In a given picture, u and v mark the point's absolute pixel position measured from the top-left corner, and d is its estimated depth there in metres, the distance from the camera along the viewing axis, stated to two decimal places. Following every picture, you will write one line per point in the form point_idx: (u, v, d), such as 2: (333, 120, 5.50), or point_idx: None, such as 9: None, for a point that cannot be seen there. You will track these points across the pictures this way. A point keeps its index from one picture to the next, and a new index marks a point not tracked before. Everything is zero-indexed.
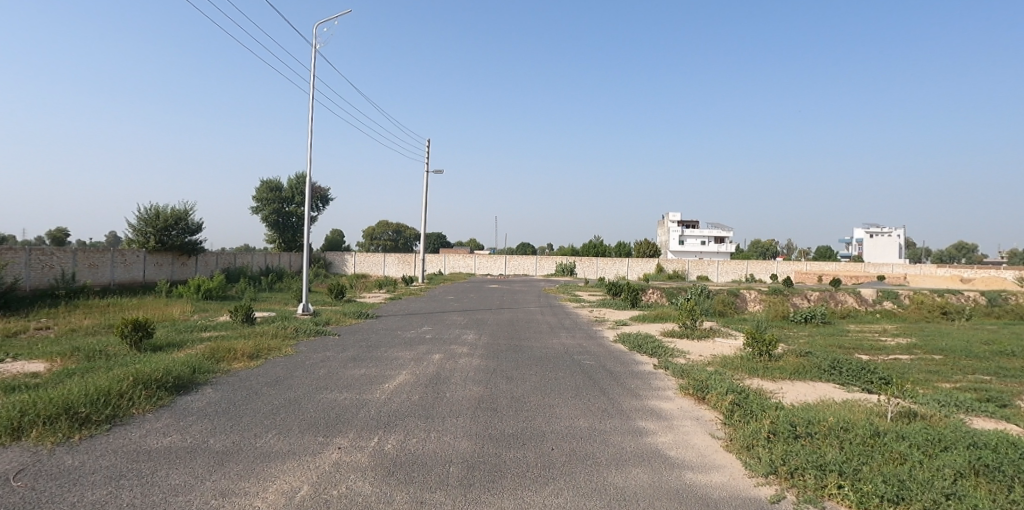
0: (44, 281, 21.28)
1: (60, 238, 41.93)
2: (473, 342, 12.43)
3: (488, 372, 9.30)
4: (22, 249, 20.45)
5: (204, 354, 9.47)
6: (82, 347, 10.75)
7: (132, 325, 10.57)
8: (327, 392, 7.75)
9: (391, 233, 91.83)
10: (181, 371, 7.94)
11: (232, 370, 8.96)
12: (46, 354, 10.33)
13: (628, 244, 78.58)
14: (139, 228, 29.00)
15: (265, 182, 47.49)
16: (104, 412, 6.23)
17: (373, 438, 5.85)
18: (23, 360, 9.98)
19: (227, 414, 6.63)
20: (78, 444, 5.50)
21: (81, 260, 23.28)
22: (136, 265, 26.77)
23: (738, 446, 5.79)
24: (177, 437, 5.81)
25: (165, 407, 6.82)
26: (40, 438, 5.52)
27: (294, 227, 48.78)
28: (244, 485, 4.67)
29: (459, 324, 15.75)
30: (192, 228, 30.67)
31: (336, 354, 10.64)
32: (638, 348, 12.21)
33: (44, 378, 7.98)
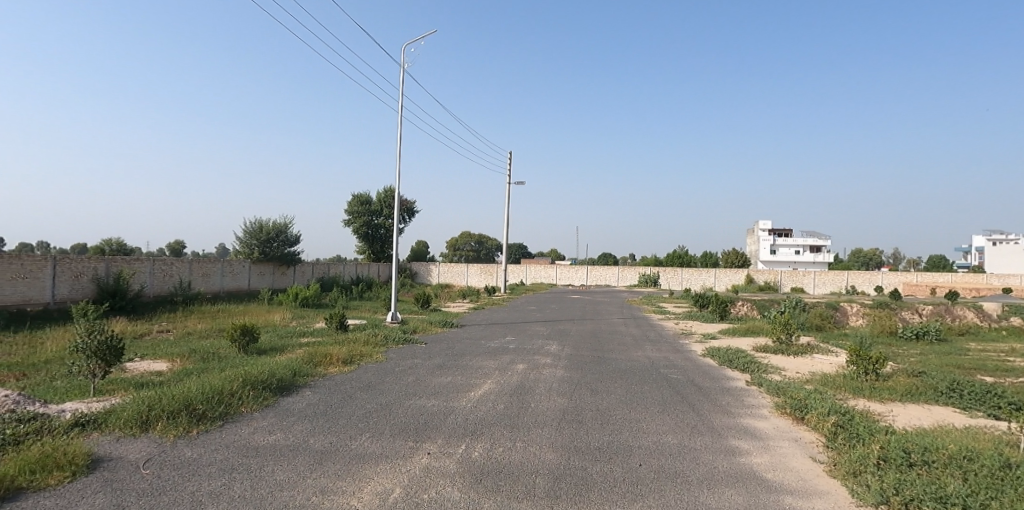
0: (164, 289, 23.48)
1: (178, 250, 46.17)
2: (556, 353, 12.39)
3: (572, 383, 9.23)
4: (147, 259, 22.71)
5: (304, 359, 10.06)
6: (197, 349, 11.72)
7: (241, 330, 11.44)
8: (416, 398, 8.01)
9: (474, 244, 93.92)
10: (284, 373, 8.50)
11: (328, 374, 9.48)
12: (168, 355, 11.38)
13: (715, 254, 75.82)
14: (245, 240, 31.37)
15: (356, 196, 49.89)
16: (217, 409, 6.77)
17: (461, 445, 5.97)
18: (149, 359, 11.06)
19: (325, 415, 7.01)
20: (196, 438, 6.01)
21: (196, 270, 25.48)
22: (242, 274, 28.95)
23: (843, 472, 5.40)
24: (280, 435, 6.21)
25: (270, 407, 7.31)
26: (165, 431, 6.10)
27: (382, 238, 50.91)
28: (341, 484, 4.90)
29: (541, 334, 15.78)
30: (291, 240, 32.75)
31: (424, 361, 10.97)
32: (729, 363, 11.66)
33: (167, 377, 8.81)
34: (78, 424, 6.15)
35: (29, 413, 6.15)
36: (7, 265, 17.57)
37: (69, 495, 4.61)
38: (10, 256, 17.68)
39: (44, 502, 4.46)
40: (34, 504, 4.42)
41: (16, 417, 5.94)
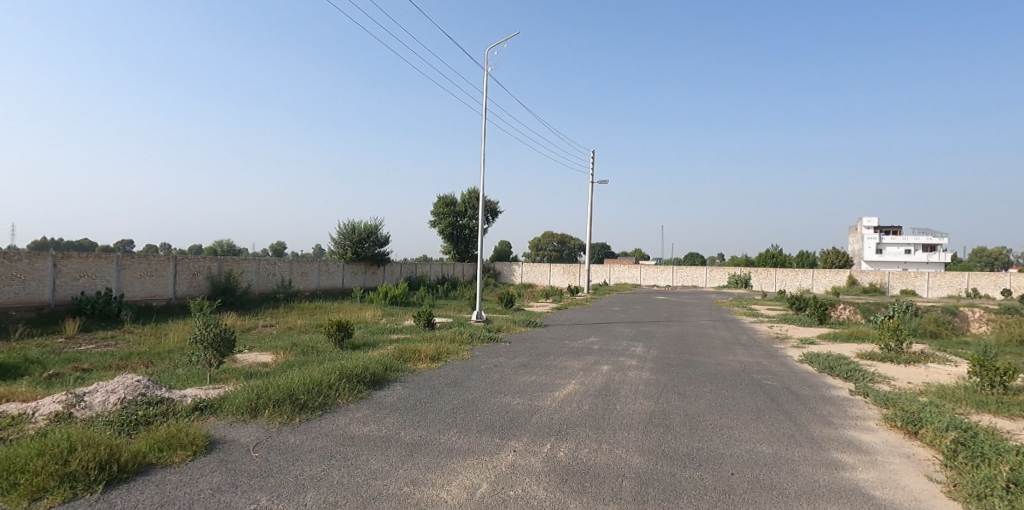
0: (268, 287, 25.26)
1: (280, 251, 49.52)
2: (642, 355, 12.14)
3: (658, 386, 9.01)
4: (254, 259, 24.52)
5: (394, 355, 10.49)
6: (298, 343, 12.52)
7: (337, 326, 12.10)
8: (501, 396, 8.13)
9: (556, 244, 93.90)
10: (376, 368, 8.90)
11: (417, 369, 9.82)
12: (272, 348, 12.24)
13: (813, 254, 71.28)
14: (340, 241, 33.12)
15: (442, 198, 51.29)
16: (317, 400, 7.20)
17: (546, 444, 5.99)
18: (257, 352, 11.95)
19: (415, 409, 7.28)
20: (298, 426, 6.43)
21: (296, 269, 27.22)
22: (336, 273, 30.59)
23: (964, 494, 4.91)
24: (374, 427, 6.51)
25: (364, 399, 7.69)
26: (272, 418, 6.57)
27: (467, 238, 52.02)
28: (431, 476, 5.08)
29: (626, 335, 15.52)
30: (381, 241, 34.20)
31: (508, 360, 11.11)
32: (830, 370, 10.93)
33: (272, 368, 9.48)
34: (197, 408, 6.75)
35: (157, 397, 6.83)
36: (137, 264, 19.61)
37: (191, 472, 5.07)
38: (140, 257, 19.71)
39: (170, 478, 4.93)
40: (162, 479, 4.90)
41: (147, 400, 6.62)
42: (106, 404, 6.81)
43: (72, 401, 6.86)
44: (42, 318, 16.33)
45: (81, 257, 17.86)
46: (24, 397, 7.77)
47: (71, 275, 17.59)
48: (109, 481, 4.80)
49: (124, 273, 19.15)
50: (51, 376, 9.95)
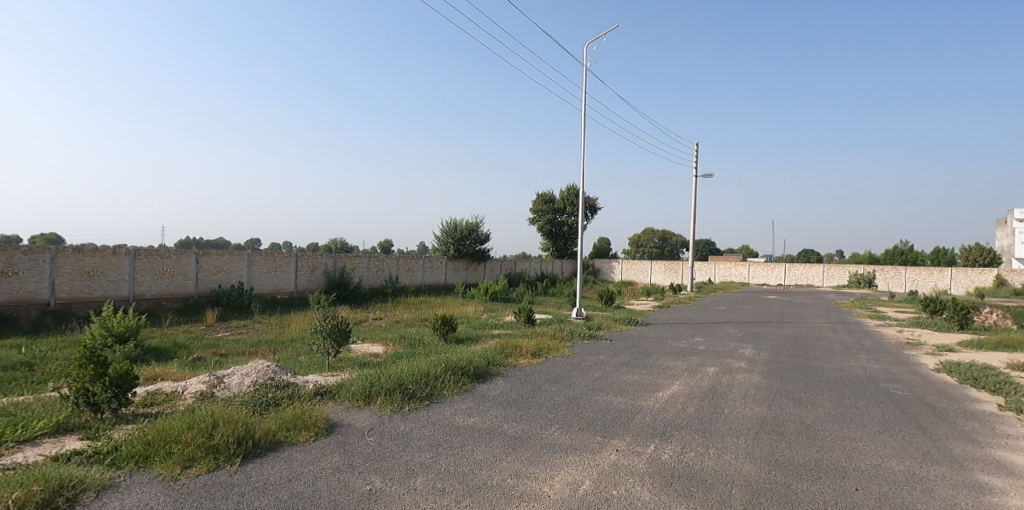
0: (378, 282, 26.74)
1: (387, 247, 52.24)
2: (752, 357, 11.53)
3: (771, 391, 8.52)
4: (365, 256, 26.04)
5: (496, 349, 10.71)
6: (407, 335, 13.16)
7: (441, 320, 12.58)
8: (603, 394, 8.06)
9: (657, 241, 91.41)
10: (479, 361, 9.14)
11: (519, 364, 9.98)
12: (383, 339, 12.95)
13: (951, 251, 63.97)
14: (443, 239, 34.32)
15: (541, 195, 51.59)
16: (425, 390, 7.53)
17: (650, 445, 5.87)
18: (369, 343, 12.72)
19: (518, 404, 7.40)
20: (407, 414, 6.77)
21: (403, 265, 28.58)
22: (440, 269, 31.76)
23: None
24: (478, 419, 6.70)
25: (468, 391, 7.93)
26: (384, 405, 6.96)
27: (565, 235, 51.96)
28: (534, 470, 5.14)
29: (734, 336, 14.80)
30: (482, 238, 35.00)
31: (609, 358, 10.99)
32: (973, 381, 9.77)
33: (382, 359, 10.03)
34: (318, 393, 7.29)
35: (284, 382, 7.46)
36: (265, 261, 21.47)
37: (314, 451, 5.50)
38: (266, 253, 21.57)
39: (296, 455, 5.38)
40: (289, 456, 5.35)
41: (275, 384, 7.26)
42: (241, 386, 7.54)
43: (214, 382, 7.67)
44: (187, 308, 18.37)
45: (218, 254, 19.86)
46: (175, 377, 8.81)
47: (209, 270, 19.63)
48: (245, 455, 5.32)
49: (253, 268, 21.06)
50: (195, 359, 11.19)
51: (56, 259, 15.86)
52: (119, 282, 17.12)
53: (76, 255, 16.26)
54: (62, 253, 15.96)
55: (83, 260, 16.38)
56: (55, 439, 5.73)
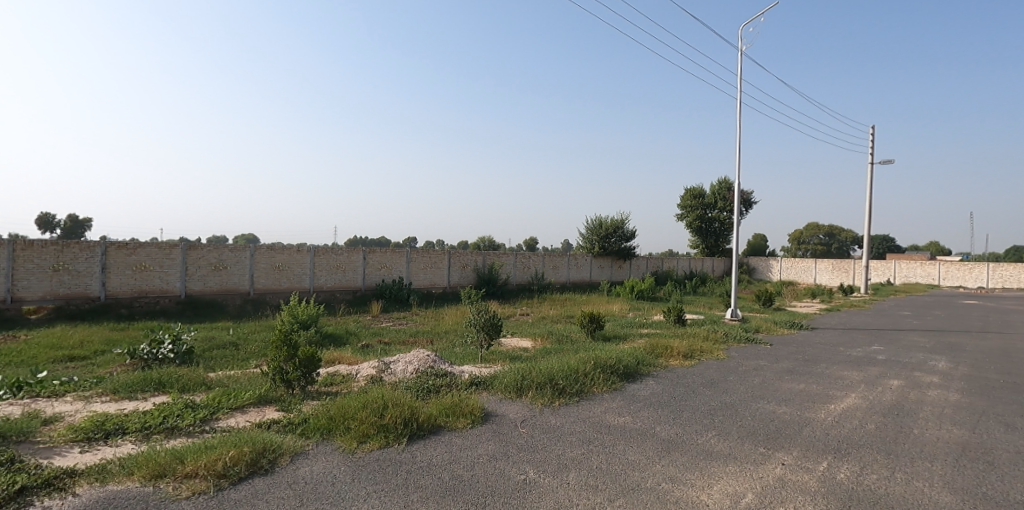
0: (524, 279, 27.43)
1: (532, 245, 53.46)
2: (947, 371, 9.98)
3: (974, 412, 7.30)
4: (512, 253, 26.84)
5: (645, 349, 10.43)
6: (554, 331, 13.33)
7: (589, 317, 12.55)
8: (765, 402, 7.48)
9: (823, 237, 82.88)
10: (629, 360, 8.95)
11: (669, 366, 9.63)
12: (531, 334, 13.25)
13: None
14: (588, 237, 34.22)
15: (690, 190, 49.32)
16: (575, 386, 7.55)
17: (822, 462, 5.33)
18: (518, 337, 13.08)
19: (670, 406, 7.14)
20: (558, 408, 6.86)
21: (548, 262, 29.00)
22: (585, 267, 31.73)
23: None
24: (629, 419, 6.58)
25: (618, 390, 7.81)
26: (534, 399, 7.12)
27: (717, 232, 49.15)
28: (690, 476, 4.93)
29: (924, 346, 12.92)
30: (627, 235, 34.25)
31: (770, 363, 10.19)
32: None
33: (531, 353, 10.26)
34: (473, 383, 7.65)
35: (443, 370, 7.94)
36: (422, 257, 23.00)
37: (471, 438, 5.79)
38: (423, 251, 23.09)
39: (455, 440, 5.70)
40: (449, 441, 5.68)
41: (435, 372, 7.75)
42: (405, 373, 8.16)
43: (382, 367, 8.40)
44: (357, 300, 20.33)
45: (382, 251, 21.67)
46: (349, 361, 9.79)
47: (375, 266, 21.52)
48: (411, 435, 5.74)
49: (412, 265, 22.69)
50: (365, 346, 12.34)
51: (254, 255, 18.44)
52: (303, 276, 19.46)
53: (270, 252, 18.77)
54: (258, 251, 18.53)
55: (274, 256, 18.84)
56: (258, 408, 6.66)
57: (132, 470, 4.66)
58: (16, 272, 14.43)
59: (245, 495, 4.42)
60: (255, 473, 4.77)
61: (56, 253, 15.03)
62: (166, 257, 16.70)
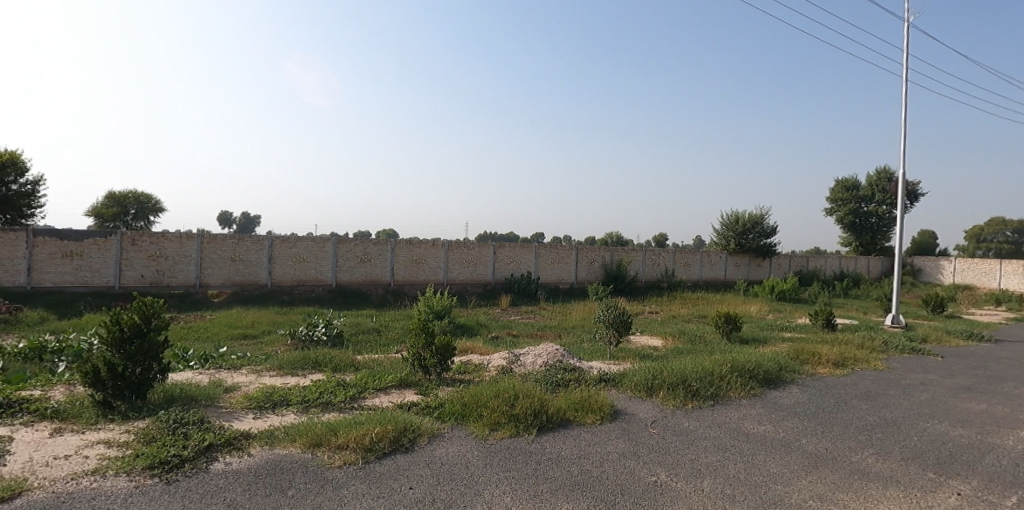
0: (653, 276, 26.68)
1: (661, 241, 51.79)
2: None
3: None
4: (641, 249, 26.21)
5: (788, 354, 9.64)
6: (686, 331, 12.79)
7: (724, 318, 11.87)
8: (936, 422, 6.58)
9: (1011, 234, 71.16)
10: (770, 365, 8.33)
11: (817, 374, 8.83)
12: (661, 333, 12.82)
13: None
14: (722, 233, 32.06)
15: (842, 181, 44.43)
16: (709, 389, 7.17)
17: (1010, 497, 4.58)
18: (647, 335, 12.73)
19: (818, 418, 6.54)
20: (691, 412, 6.58)
21: (679, 259, 27.91)
22: (719, 264, 30.09)
23: None
24: (771, 428, 6.13)
25: (758, 397, 7.31)
26: (666, 400, 6.89)
27: (873, 228, 44.12)
28: (841, 497, 4.47)
29: None
30: (767, 231, 31.48)
31: (942, 379, 8.95)
32: None
33: (662, 352, 9.95)
34: (602, 380, 7.58)
35: (571, 365, 7.95)
36: (550, 252, 23.21)
37: (600, 434, 5.74)
38: (551, 246, 23.29)
39: (584, 435, 5.68)
40: (578, 435, 5.68)
41: (563, 367, 7.78)
42: (534, 365, 8.28)
43: (512, 359, 8.61)
44: (487, 293, 21.04)
45: (511, 246, 22.18)
46: (481, 351, 10.17)
47: (504, 260, 22.09)
48: (540, 427, 5.81)
49: (540, 259, 22.98)
50: (494, 337, 12.72)
51: (395, 249, 19.76)
52: (437, 269, 20.52)
53: (409, 246, 20.00)
54: (399, 245, 19.82)
55: (412, 250, 20.04)
56: (399, 391, 7.13)
57: (295, 437, 5.21)
58: (203, 261, 16.80)
59: (388, 469, 4.75)
60: (397, 450, 5.11)
61: (233, 245, 17.20)
62: (321, 249, 18.43)
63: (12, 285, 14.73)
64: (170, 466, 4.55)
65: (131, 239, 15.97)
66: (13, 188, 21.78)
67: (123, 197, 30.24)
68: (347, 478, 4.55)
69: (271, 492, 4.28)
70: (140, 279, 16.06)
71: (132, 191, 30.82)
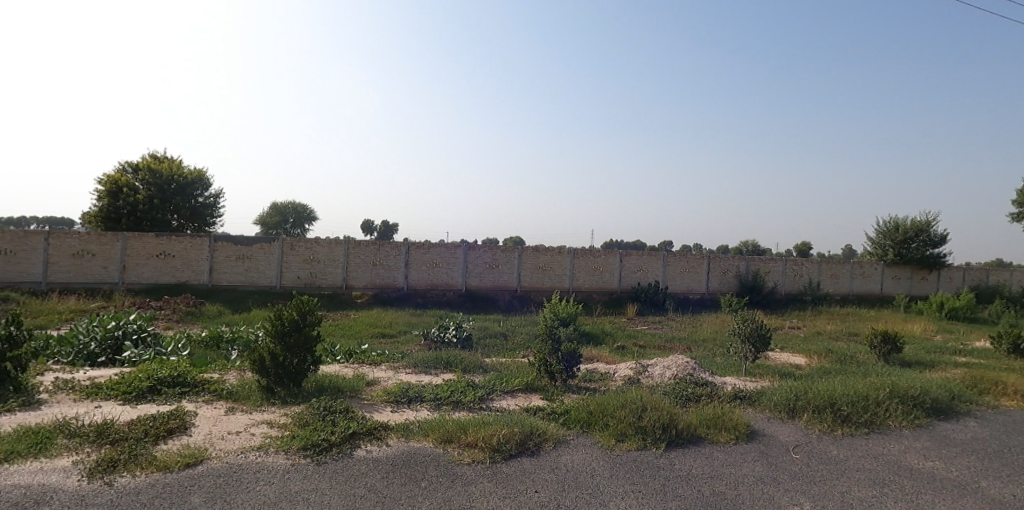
0: (795, 288, 24.67)
1: (804, 251, 47.70)
2: None
3: None
4: (780, 259, 24.36)
5: (963, 382, 8.39)
6: (834, 349, 11.61)
7: (881, 337, 10.61)
8: None
9: None
10: (939, 393, 7.29)
11: (1002, 407, 7.58)
12: (805, 350, 11.76)
13: None
14: (878, 241, 28.77)
15: None
16: (864, 415, 6.43)
17: None
18: (788, 352, 11.75)
19: (1003, 458, 5.61)
20: (841, 439, 5.96)
21: (825, 271, 25.50)
22: (873, 277, 27.04)
23: None
24: (941, 465, 5.36)
25: (924, 429, 6.43)
26: (810, 423, 6.31)
27: None
28: None
29: None
30: (935, 239, 27.76)
31: None
32: None
33: (806, 372, 9.12)
34: (737, 397, 7.12)
35: (702, 379, 7.56)
36: (679, 261, 22.33)
37: (734, 455, 5.38)
38: (680, 254, 22.40)
39: (717, 455, 5.36)
40: (710, 453, 5.38)
41: (694, 380, 7.42)
42: (663, 378, 7.99)
43: (639, 370, 8.38)
44: (612, 301, 20.74)
45: (638, 254, 21.65)
46: (607, 360, 10.02)
47: (630, 268, 21.62)
48: (669, 441, 5.58)
49: (668, 268, 22.20)
50: (620, 347, 12.48)
51: (522, 256, 20.15)
52: (563, 276, 20.60)
53: (535, 253, 20.30)
54: (525, 251, 20.19)
55: (538, 257, 20.31)
56: (525, 394, 7.24)
57: (428, 432, 5.47)
58: (349, 264, 18.33)
59: (514, 470, 4.82)
60: (523, 453, 5.18)
61: (374, 250, 18.55)
62: (452, 255, 19.30)
63: (197, 283, 17.13)
64: (321, 448, 4.99)
65: (290, 244, 17.85)
66: (200, 200, 25.36)
67: (284, 207, 34.16)
68: (476, 476, 4.70)
69: (405, 481, 4.53)
70: (296, 280, 17.90)
71: (291, 202, 34.68)
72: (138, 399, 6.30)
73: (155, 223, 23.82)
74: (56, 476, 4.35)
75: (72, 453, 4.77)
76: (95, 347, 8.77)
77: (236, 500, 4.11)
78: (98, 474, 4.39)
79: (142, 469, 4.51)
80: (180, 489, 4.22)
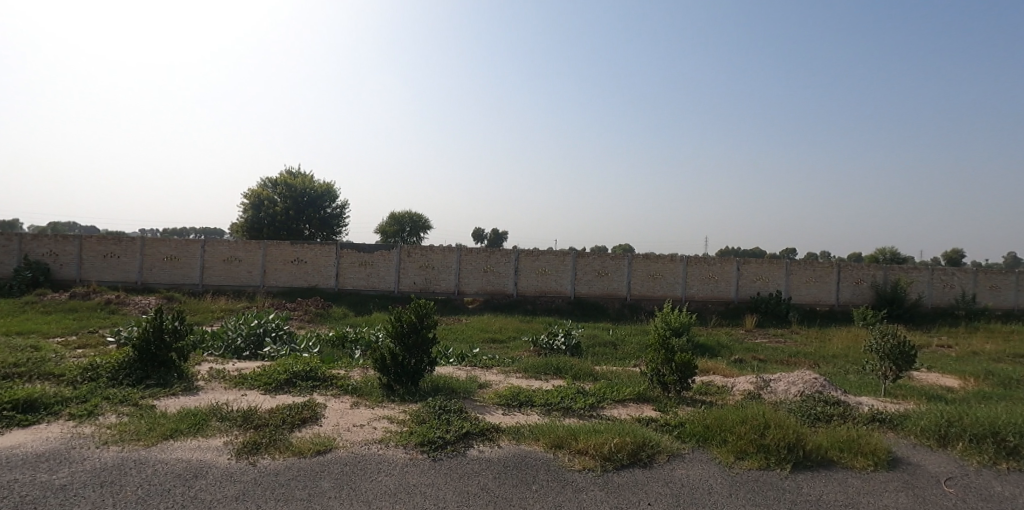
0: (945, 301, 22.00)
1: (954, 260, 42.39)
2: None
3: None
4: (926, 269, 21.84)
5: None
6: (996, 372, 10.13)
7: None
8: None
9: None
10: None
11: None
12: (958, 372, 10.38)
13: None
14: None
15: None
16: None
17: None
18: (938, 373, 10.43)
19: None
20: (1007, 475, 5.17)
21: (983, 281, 22.44)
22: None
23: None
24: None
25: None
26: (968, 454, 5.55)
27: None
28: None
29: None
30: None
31: None
32: None
33: (961, 395, 8.05)
34: (876, 419, 6.44)
35: (834, 398, 6.94)
36: (805, 270, 20.72)
37: (873, 483, 4.88)
38: (807, 263, 20.78)
39: (852, 481, 4.89)
40: (844, 479, 4.91)
41: (824, 399, 6.82)
42: (787, 394, 7.45)
43: (760, 384, 7.87)
44: (730, 311, 19.70)
45: (758, 262, 20.39)
46: (724, 373, 9.52)
47: (750, 277, 20.40)
48: (796, 463, 5.17)
49: (792, 278, 20.69)
50: (738, 360, 11.79)
51: (632, 263, 19.74)
52: (675, 285, 19.90)
53: (646, 261, 19.80)
54: (636, 259, 19.76)
55: (649, 265, 19.78)
56: (637, 404, 7.05)
57: (539, 437, 5.50)
58: (461, 271, 18.96)
59: (627, 481, 4.71)
60: (635, 464, 5.04)
61: (485, 258, 19.04)
62: (561, 263, 19.32)
63: (326, 287, 18.56)
64: (436, 445, 5.18)
65: (407, 252, 18.81)
66: (329, 211, 27.45)
67: (402, 216, 36.06)
68: (587, 483, 4.65)
69: (516, 483, 4.58)
70: (413, 285, 18.81)
71: (408, 212, 36.53)
72: (277, 390, 6.93)
73: (290, 232, 26.13)
74: (210, 454, 4.90)
75: (224, 434, 5.34)
76: (241, 342, 9.81)
77: (361, 487, 4.38)
78: (244, 455, 4.87)
79: (281, 453, 4.94)
80: (313, 474, 4.58)
